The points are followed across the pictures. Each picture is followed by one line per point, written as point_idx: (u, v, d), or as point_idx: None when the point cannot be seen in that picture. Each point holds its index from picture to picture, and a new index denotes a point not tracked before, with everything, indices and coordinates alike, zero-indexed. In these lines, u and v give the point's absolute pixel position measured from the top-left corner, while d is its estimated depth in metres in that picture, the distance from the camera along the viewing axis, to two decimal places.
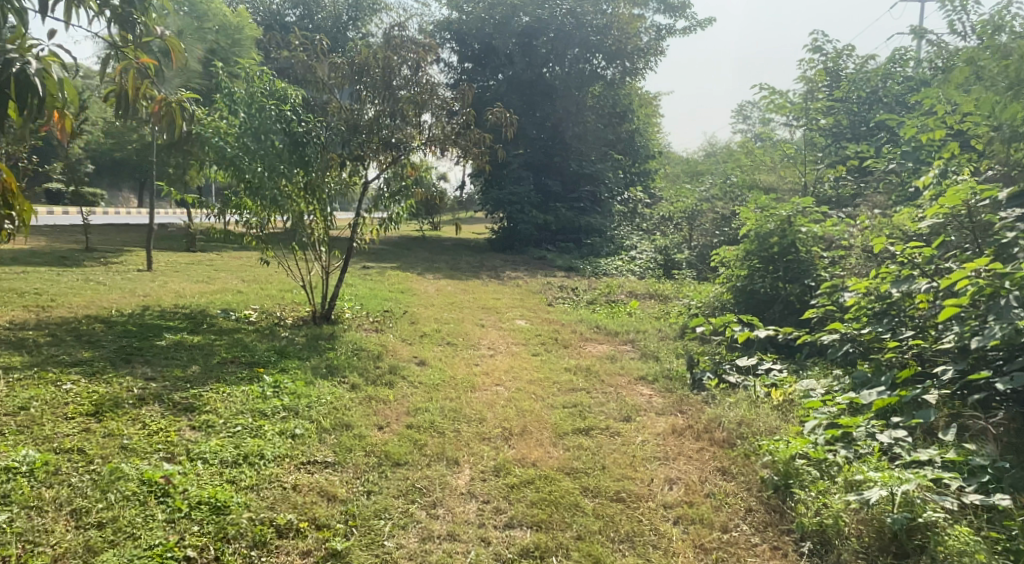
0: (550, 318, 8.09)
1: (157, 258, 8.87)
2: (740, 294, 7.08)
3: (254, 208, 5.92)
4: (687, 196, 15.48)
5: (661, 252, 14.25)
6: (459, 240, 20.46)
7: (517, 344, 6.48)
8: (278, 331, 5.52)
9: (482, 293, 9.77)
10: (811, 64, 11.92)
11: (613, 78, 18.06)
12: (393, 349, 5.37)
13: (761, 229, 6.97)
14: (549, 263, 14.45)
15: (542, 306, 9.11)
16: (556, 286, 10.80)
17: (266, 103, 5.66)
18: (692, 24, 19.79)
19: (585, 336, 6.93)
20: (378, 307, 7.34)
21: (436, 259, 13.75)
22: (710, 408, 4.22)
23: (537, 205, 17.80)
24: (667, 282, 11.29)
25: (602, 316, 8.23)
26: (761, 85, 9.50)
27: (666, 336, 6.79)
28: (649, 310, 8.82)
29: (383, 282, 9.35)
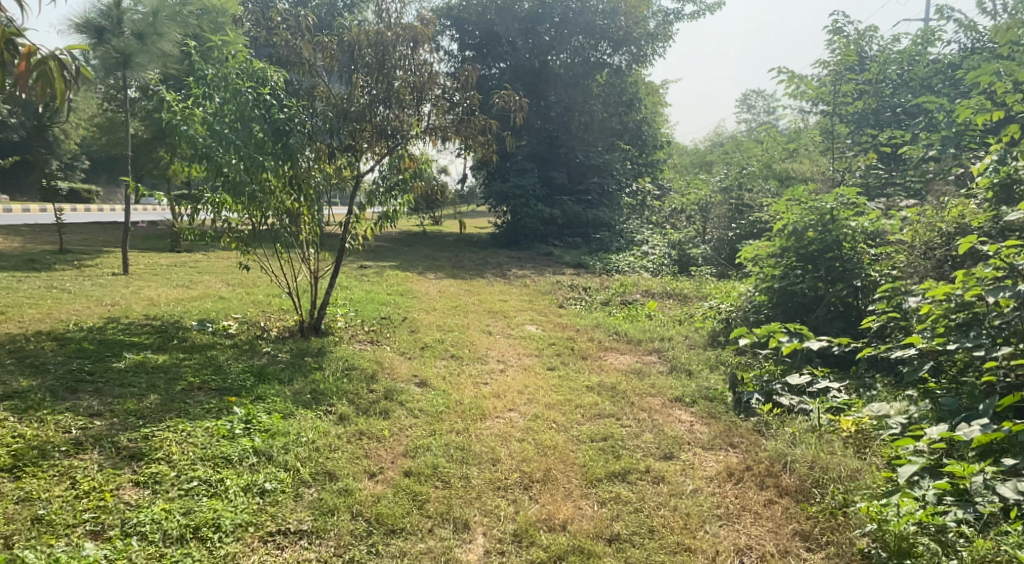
0: (563, 322, 7.42)
1: (135, 260, 8.17)
2: (775, 296, 6.39)
3: (233, 206, 5.21)
4: (700, 188, 14.78)
5: (674, 247, 13.56)
6: (461, 236, 19.74)
7: (529, 355, 5.81)
8: (259, 347, 4.84)
9: (488, 295, 9.08)
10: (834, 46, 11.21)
11: (620, 66, 17.37)
12: (391, 367, 4.70)
13: (798, 223, 6.28)
14: (557, 259, 13.77)
15: (553, 308, 8.44)
16: (566, 286, 10.11)
17: (241, 86, 4.91)
18: (700, 9, 19.05)
19: (605, 344, 6.26)
20: (374, 313, 6.65)
21: (437, 257, 13.06)
22: (769, 443, 3.52)
23: (543, 199, 17.07)
24: (684, 280, 10.60)
25: (621, 320, 7.54)
26: (779, 69, 9.34)
27: (695, 345, 6.10)
28: (669, 312, 8.14)
29: (381, 284, 8.67)
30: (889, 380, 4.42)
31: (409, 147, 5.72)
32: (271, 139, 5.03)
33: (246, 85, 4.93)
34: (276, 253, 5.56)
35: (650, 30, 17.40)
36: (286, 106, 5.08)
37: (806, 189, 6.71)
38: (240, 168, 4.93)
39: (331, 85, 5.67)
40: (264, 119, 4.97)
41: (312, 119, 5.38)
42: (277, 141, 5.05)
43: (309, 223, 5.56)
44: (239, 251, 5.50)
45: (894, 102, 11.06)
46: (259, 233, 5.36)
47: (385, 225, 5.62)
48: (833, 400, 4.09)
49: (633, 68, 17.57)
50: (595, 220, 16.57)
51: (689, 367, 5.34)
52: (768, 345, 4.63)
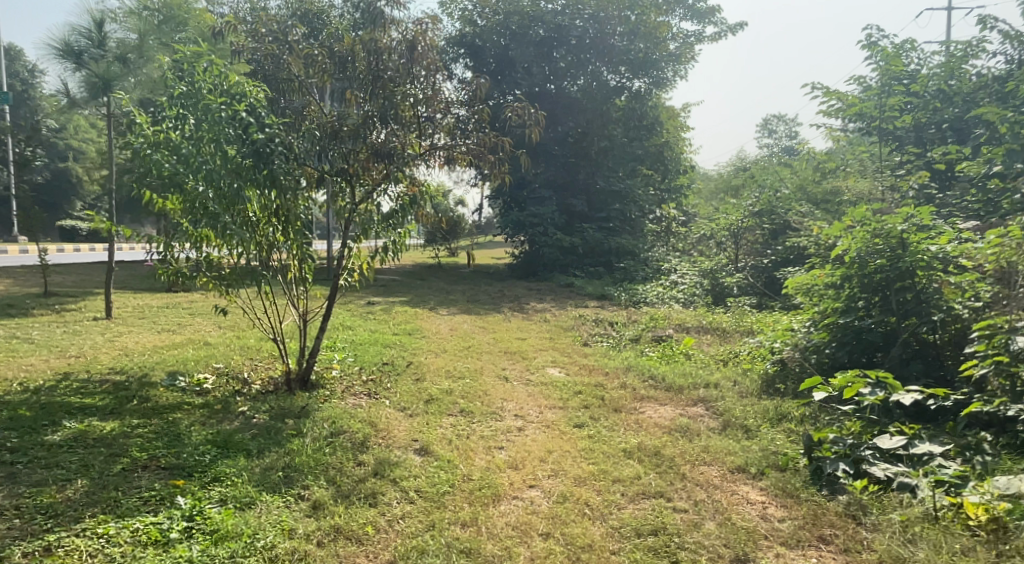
0: (589, 364, 6.61)
1: (123, 301, 7.56)
2: (836, 332, 5.53)
3: (210, 242, 4.53)
4: (730, 214, 13.99)
5: (705, 276, 12.74)
6: (479, 268, 19.05)
7: (553, 407, 5.00)
8: (235, 406, 4.10)
9: (505, 332, 8.32)
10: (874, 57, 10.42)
11: (640, 90, 16.78)
12: (386, 428, 3.92)
13: (860, 248, 5.43)
14: (579, 291, 13.01)
15: (577, 346, 7.64)
16: (590, 321, 9.31)
17: (210, 103, 4.22)
18: (722, 30, 18.47)
19: (639, 393, 5.43)
20: (376, 358, 5.91)
21: (452, 291, 12.36)
22: (879, 541, 2.77)
23: (563, 228, 16.38)
24: (720, 313, 9.74)
25: (655, 361, 6.70)
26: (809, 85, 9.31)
27: (746, 395, 5.23)
28: (708, 351, 7.29)
29: (387, 323, 7.95)
30: (1005, 443, 3.52)
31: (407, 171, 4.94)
32: (251, 162, 4.28)
33: (221, 101, 4.23)
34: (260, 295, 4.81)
35: (670, 52, 16.80)
36: (268, 125, 4.36)
37: (867, 209, 5.85)
38: (215, 198, 4.24)
39: (324, 102, 4.99)
40: (244, 139, 4.25)
41: (298, 140, 4.68)
42: (258, 163, 4.29)
43: (298, 258, 4.83)
44: (219, 293, 4.78)
45: (937, 118, 10.17)
46: (239, 272, 4.65)
47: (385, 258, 4.92)
48: (943, 472, 3.15)
49: (653, 92, 16.98)
50: (618, 249, 15.82)
51: (744, 423, 4.46)
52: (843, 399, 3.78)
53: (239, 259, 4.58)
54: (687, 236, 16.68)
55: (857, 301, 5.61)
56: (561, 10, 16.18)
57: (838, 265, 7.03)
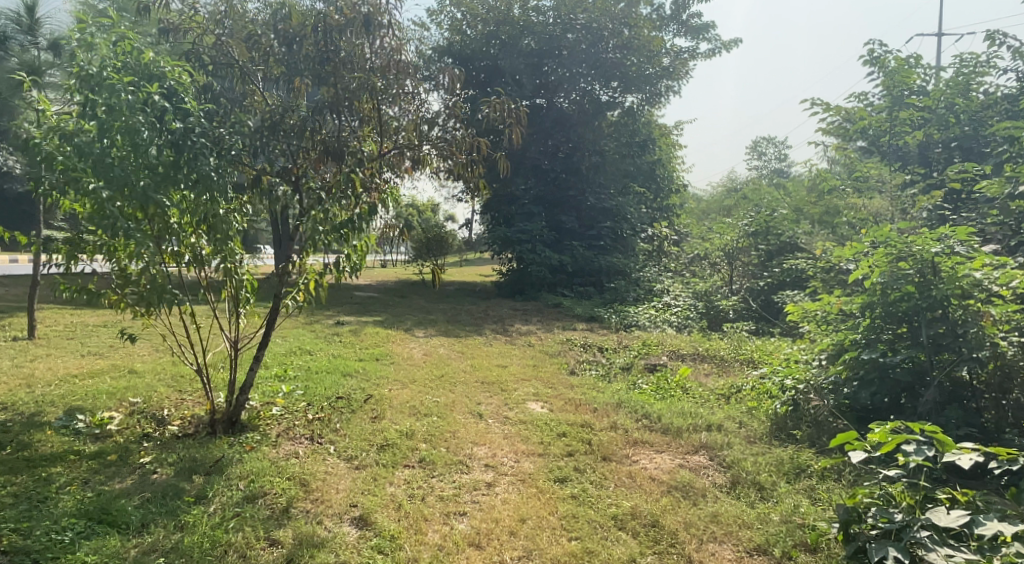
0: (575, 397, 5.88)
1: (53, 319, 6.73)
2: (857, 369, 4.84)
3: (119, 254, 3.74)
4: (727, 233, 13.40)
5: (700, 299, 12.08)
6: (463, 285, 18.34)
7: (532, 454, 4.25)
8: (135, 456, 3.32)
9: (484, 357, 7.59)
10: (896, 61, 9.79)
11: (632, 106, 16.32)
12: (320, 487, 3.16)
13: (886, 272, 4.76)
14: (567, 312, 12.31)
15: (562, 376, 6.90)
16: (578, 346, 8.62)
17: (111, 78, 3.44)
18: (716, 47, 18.09)
19: (632, 436, 4.69)
20: (330, 390, 5.13)
21: (431, 310, 11.65)
22: None
23: (551, 245, 15.73)
24: (716, 339, 9.08)
25: (650, 395, 5.97)
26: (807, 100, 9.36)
27: (757, 444, 4.50)
28: (708, 385, 6.57)
29: (352, 346, 7.18)
30: None
31: (365, 173, 4.23)
32: (171, 159, 3.53)
33: (131, 83, 3.47)
34: (177, 317, 3.99)
35: (664, 67, 16.34)
36: (190, 113, 3.61)
37: (888, 229, 5.21)
38: (125, 202, 3.49)
39: (268, 93, 4.24)
40: (159, 130, 3.49)
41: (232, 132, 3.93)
42: (178, 158, 3.54)
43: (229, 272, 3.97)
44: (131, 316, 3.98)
45: (948, 136, 9.49)
46: (139, 295, 3.73)
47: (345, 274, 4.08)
48: None
49: (645, 108, 16.51)
50: (609, 268, 15.14)
51: (757, 480, 3.78)
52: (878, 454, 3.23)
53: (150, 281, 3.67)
54: (680, 255, 16.09)
55: (880, 332, 4.92)
56: (552, 20, 15.64)
57: (852, 290, 6.36)
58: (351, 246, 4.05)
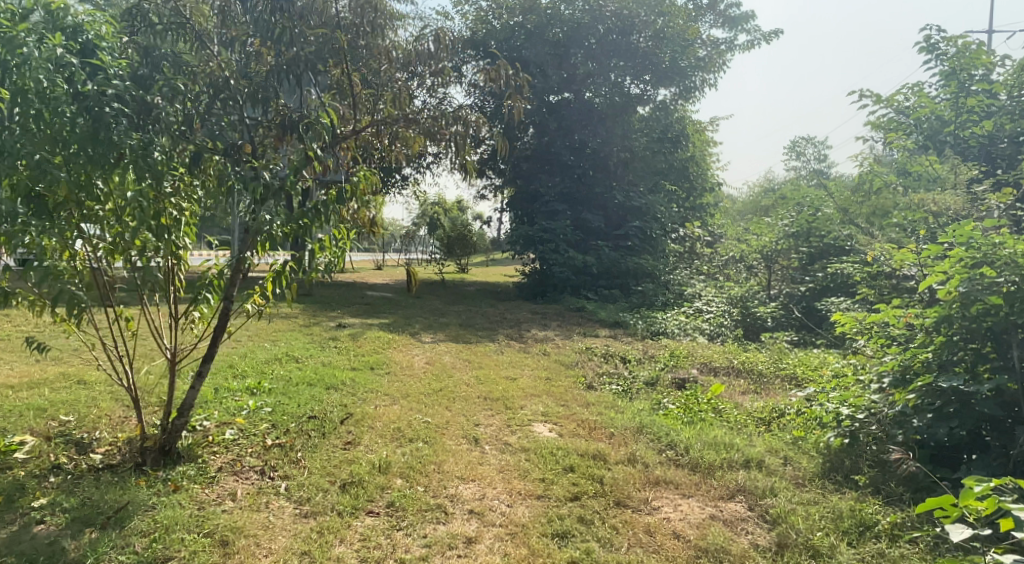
0: (590, 418, 5.14)
1: (27, 317, 6.25)
2: (929, 397, 3.95)
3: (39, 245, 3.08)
4: (765, 233, 12.69)
5: (735, 304, 11.16)
6: (484, 286, 17.70)
7: (528, 496, 3.51)
8: (28, 497, 2.66)
9: (493, 366, 6.90)
10: (962, 42, 8.72)
11: (664, 100, 15.43)
12: (244, 549, 2.47)
13: (966, 281, 3.88)
14: (590, 316, 11.52)
15: (578, 391, 6.13)
16: (598, 355, 7.85)
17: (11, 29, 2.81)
18: (755, 38, 17.06)
19: (653, 474, 3.91)
20: (304, 408, 4.45)
21: (445, 311, 11.01)
22: None
23: (576, 245, 14.95)
24: (752, 352, 8.22)
25: (676, 417, 5.17)
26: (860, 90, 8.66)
27: (805, 492, 3.73)
28: (744, 407, 5.74)
29: (348, 353, 6.55)
30: None
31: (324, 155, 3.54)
32: (83, 129, 2.84)
33: (34, 35, 2.81)
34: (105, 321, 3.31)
35: (699, 59, 15.42)
36: (111, 74, 2.97)
37: (966, 229, 4.32)
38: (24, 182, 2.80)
39: (222, 57, 3.58)
40: (69, 93, 2.83)
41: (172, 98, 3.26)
42: (91, 127, 2.84)
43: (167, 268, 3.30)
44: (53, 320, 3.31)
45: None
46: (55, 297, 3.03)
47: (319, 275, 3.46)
48: None
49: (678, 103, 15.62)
50: (637, 270, 14.28)
51: (811, 544, 3.08)
52: (982, 529, 2.47)
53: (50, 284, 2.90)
54: (713, 258, 15.14)
55: (957, 353, 4.04)
56: (581, 8, 14.89)
57: (914, 302, 5.47)
58: (315, 240, 3.38)
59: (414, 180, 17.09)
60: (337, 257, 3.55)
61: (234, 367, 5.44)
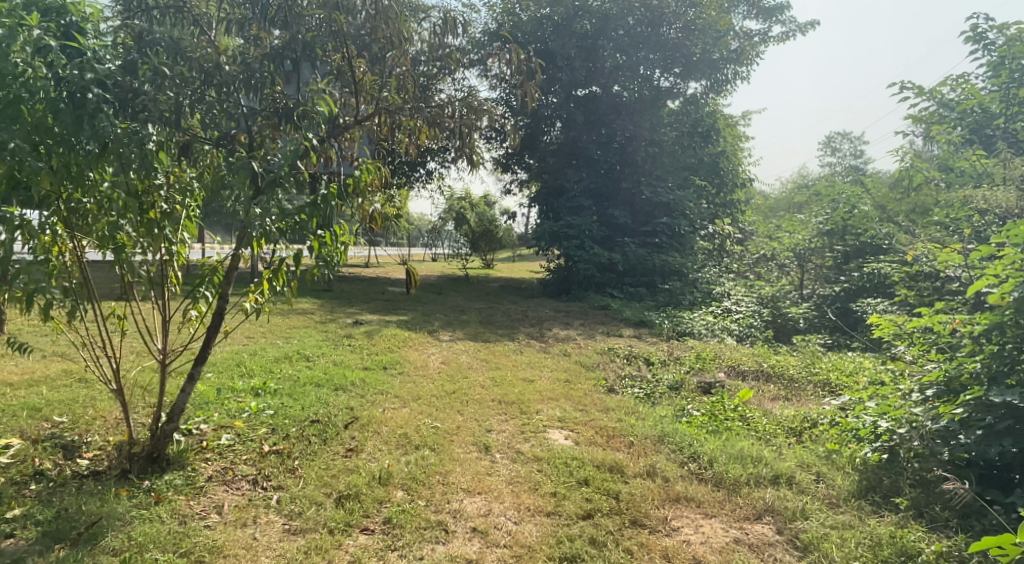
0: (609, 425, 4.87)
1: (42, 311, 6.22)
2: (978, 412, 3.59)
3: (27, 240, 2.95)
4: (798, 232, 12.28)
5: (765, 304, 10.73)
6: (508, 282, 17.47)
7: (538, 513, 3.26)
8: (3, 507, 2.51)
9: (510, 367, 6.67)
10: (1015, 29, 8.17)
11: (694, 94, 14.97)
12: None
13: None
14: (614, 315, 11.21)
15: (597, 395, 5.85)
16: (620, 356, 7.57)
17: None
18: (791, 29, 16.47)
19: (673, 490, 3.63)
20: (308, 410, 4.29)
21: (465, 308, 10.82)
22: None
23: (601, 242, 14.62)
24: (783, 355, 7.85)
25: (700, 426, 4.88)
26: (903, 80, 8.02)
27: (841, 514, 3.42)
28: (774, 416, 5.41)
29: (361, 352, 6.39)
30: None
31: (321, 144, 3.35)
32: (65, 116, 2.67)
33: (11, 17, 2.65)
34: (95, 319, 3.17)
35: (731, 50, 14.92)
36: (96, 59, 2.80)
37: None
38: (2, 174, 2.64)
39: (219, 42, 3.40)
40: (50, 78, 2.67)
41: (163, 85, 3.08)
42: (71, 115, 2.67)
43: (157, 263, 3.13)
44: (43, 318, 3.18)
45: None
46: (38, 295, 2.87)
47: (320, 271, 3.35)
48: None
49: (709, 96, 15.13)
50: (663, 268, 13.90)
51: None
52: None
53: (29, 280, 2.74)
54: (743, 256, 14.67)
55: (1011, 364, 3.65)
56: None
57: (961, 307, 5.08)
58: (315, 237, 3.24)
59: (438, 175, 16.93)
60: (338, 254, 3.40)
61: (243, 366, 5.30)
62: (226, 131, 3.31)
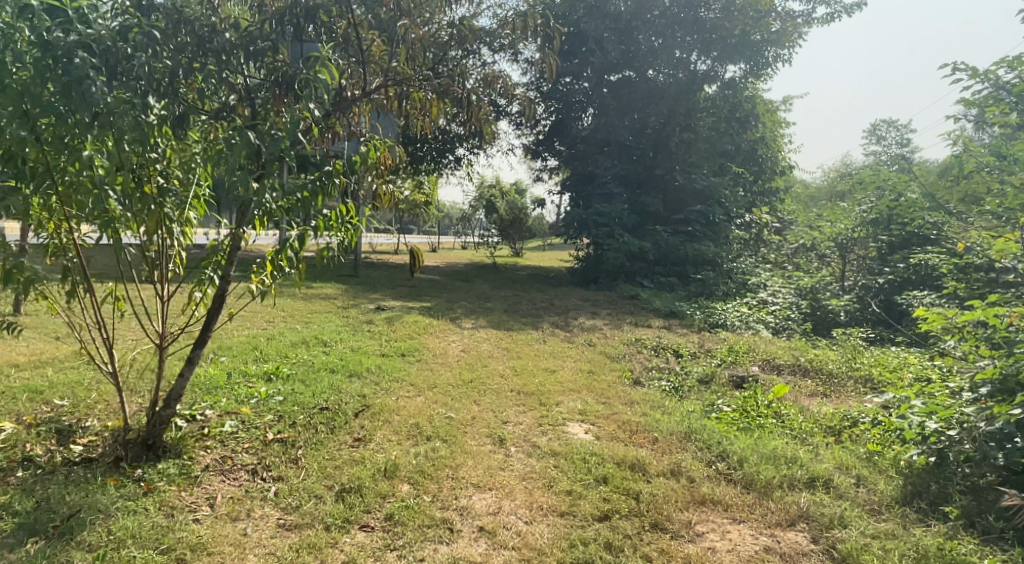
0: (632, 419, 4.63)
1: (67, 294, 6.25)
2: None
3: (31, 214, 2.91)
4: (840, 221, 11.75)
5: (804, 296, 10.26)
6: (537, 271, 17.23)
7: (550, 513, 3.06)
8: None
9: (532, 357, 6.47)
10: None
11: (733, 78, 14.40)
12: None
13: None
14: (644, 305, 10.88)
15: (622, 388, 5.60)
16: (648, 347, 7.29)
17: None
18: (837, 9, 15.71)
19: (699, 491, 3.38)
20: (319, 398, 4.14)
21: (491, 296, 10.64)
22: None
23: (632, 230, 14.25)
24: (821, 349, 7.45)
25: (730, 423, 4.59)
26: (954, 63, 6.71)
27: (882, 522, 3.12)
28: (811, 413, 5.08)
29: (380, 339, 6.27)
30: None
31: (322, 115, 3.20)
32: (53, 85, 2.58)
33: None
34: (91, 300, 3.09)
35: (772, 32, 14.29)
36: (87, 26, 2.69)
37: None
38: None
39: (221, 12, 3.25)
40: (39, 44, 2.57)
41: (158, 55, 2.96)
42: (62, 83, 2.59)
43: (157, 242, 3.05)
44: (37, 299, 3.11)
45: None
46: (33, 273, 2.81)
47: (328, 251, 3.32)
48: None
49: (748, 80, 14.55)
50: (697, 257, 13.47)
51: None
52: None
53: None
54: (782, 246, 14.13)
55: None
56: None
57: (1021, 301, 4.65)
58: (320, 216, 3.20)
59: (467, 162, 16.74)
60: (347, 236, 3.39)
61: (258, 349, 5.22)
62: (227, 103, 3.20)
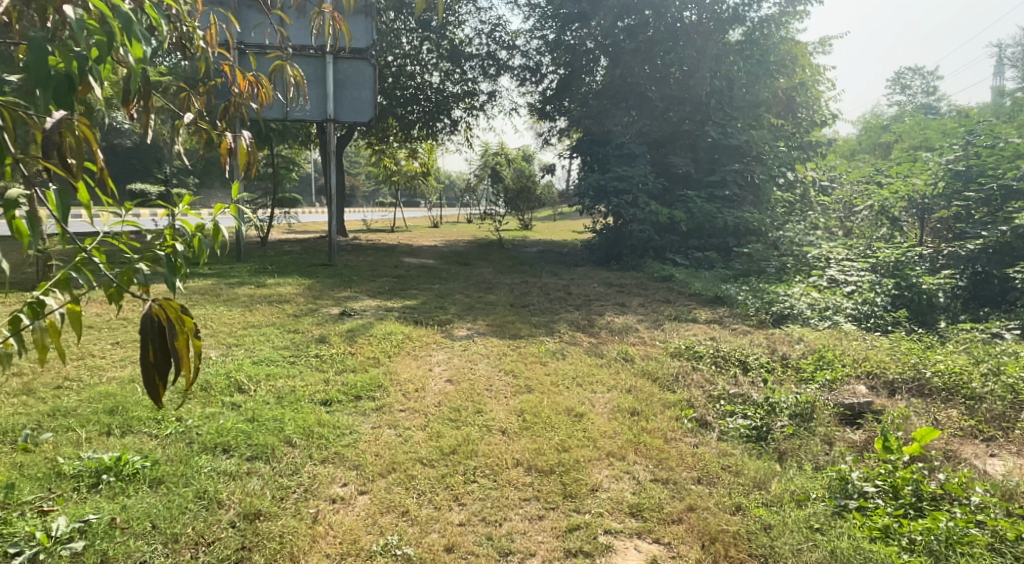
0: (724, 527, 2.71)
1: None
2: None
3: None
4: (914, 173, 9.69)
5: (884, 272, 8.17)
6: (549, 246, 15.26)
7: None
8: None
9: (546, 385, 4.55)
10: None
11: (768, 15, 12.07)
12: None
13: None
14: (681, 289, 8.91)
15: (685, 444, 3.68)
16: (705, 359, 5.34)
17: None
18: None
19: None
20: (154, 538, 2.29)
21: (493, 284, 8.73)
22: None
23: (658, 196, 12.19)
24: (938, 352, 5.44)
25: (898, 534, 2.64)
26: None
27: None
28: (1007, 490, 3.10)
29: (326, 370, 4.37)
30: None
31: None
32: None
33: None
34: None
35: None
36: None
37: None
38: None
39: None
40: None
41: None
42: None
43: None
44: None
45: None
46: None
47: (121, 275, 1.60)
48: None
49: (783, 18, 12.25)
50: (738, 225, 11.40)
51: None
52: None
53: None
54: (833, 207, 12.01)
55: None
56: None
57: None
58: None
59: (464, 126, 14.64)
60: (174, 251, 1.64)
61: (122, 411, 3.35)
62: None
